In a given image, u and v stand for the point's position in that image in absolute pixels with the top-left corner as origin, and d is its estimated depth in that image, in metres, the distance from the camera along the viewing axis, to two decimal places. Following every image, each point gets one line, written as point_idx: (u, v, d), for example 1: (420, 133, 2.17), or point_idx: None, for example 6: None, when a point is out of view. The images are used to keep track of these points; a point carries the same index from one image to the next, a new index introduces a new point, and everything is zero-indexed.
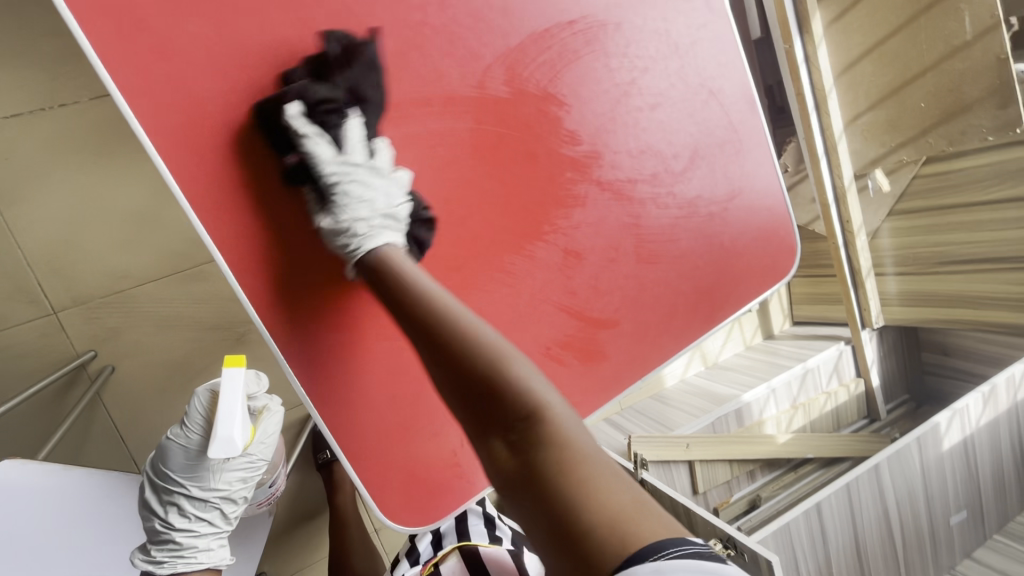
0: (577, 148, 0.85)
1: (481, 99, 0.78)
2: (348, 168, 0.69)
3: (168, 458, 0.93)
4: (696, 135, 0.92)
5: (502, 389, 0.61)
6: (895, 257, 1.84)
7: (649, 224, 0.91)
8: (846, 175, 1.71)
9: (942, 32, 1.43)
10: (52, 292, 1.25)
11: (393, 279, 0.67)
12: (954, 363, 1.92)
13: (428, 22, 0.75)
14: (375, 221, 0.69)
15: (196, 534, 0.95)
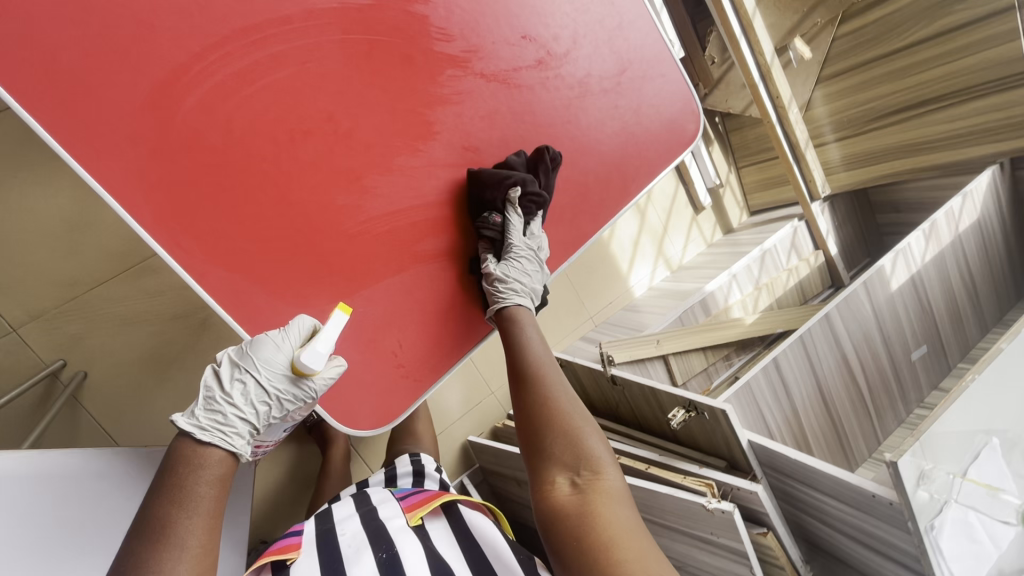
0: (453, 45, 0.85)
1: (342, 9, 0.77)
2: (525, 246, 0.92)
3: (260, 342, 0.78)
4: (574, 13, 0.93)
5: (582, 443, 0.76)
6: (833, 123, 1.85)
7: (544, 109, 0.93)
8: (767, 50, 1.68)
9: None
10: (7, 310, 1.27)
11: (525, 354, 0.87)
12: (907, 218, 1.97)
13: None
14: (525, 288, 0.92)
15: (238, 423, 0.76)
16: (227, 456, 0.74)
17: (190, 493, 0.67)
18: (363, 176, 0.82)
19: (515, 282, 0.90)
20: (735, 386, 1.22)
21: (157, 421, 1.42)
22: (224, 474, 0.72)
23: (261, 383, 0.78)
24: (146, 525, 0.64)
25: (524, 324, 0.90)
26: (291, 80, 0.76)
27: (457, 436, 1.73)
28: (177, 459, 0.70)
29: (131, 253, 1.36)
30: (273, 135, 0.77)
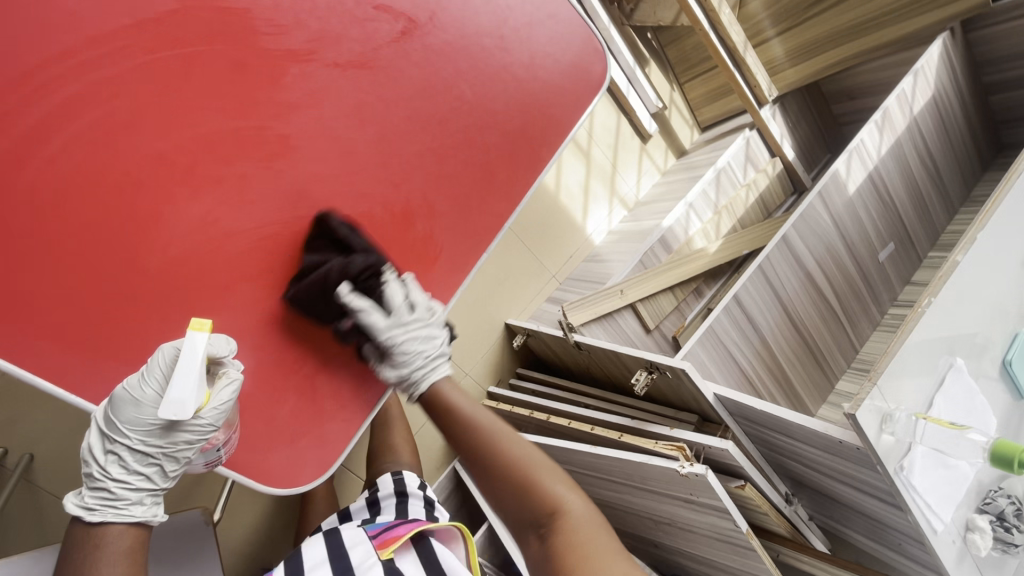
0: (288, 37, 0.72)
1: (138, 25, 0.64)
2: (402, 326, 0.79)
3: (117, 402, 0.66)
4: None
5: (536, 488, 0.70)
6: (771, 16, 1.70)
7: (420, 87, 0.80)
8: None
9: None
10: None
11: (445, 415, 0.79)
12: (863, 103, 1.84)
13: None
14: (430, 361, 0.80)
15: (130, 493, 0.66)
16: (131, 528, 0.65)
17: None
18: (219, 216, 0.70)
19: (410, 368, 0.79)
20: (700, 332, 1.16)
21: None
22: (133, 549, 0.64)
23: (137, 447, 0.67)
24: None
25: (448, 400, 0.79)
26: (96, 123, 0.64)
27: (439, 428, 1.69)
28: (71, 551, 0.62)
29: None
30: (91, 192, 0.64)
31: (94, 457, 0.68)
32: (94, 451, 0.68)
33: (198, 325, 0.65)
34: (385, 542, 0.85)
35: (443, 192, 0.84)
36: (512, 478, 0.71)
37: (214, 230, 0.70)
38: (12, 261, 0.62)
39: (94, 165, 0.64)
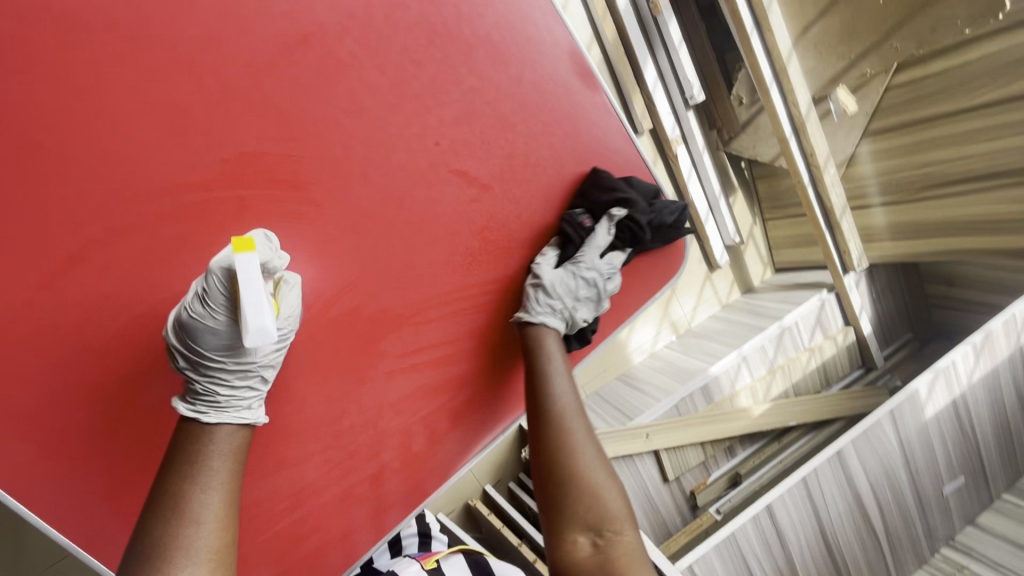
0: (354, 191, 0.69)
1: (203, 165, 0.63)
2: (602, 266, 0.84)
3: (195, 330, 0.62)
4: (520, 139, 0.76)
5: (601, 497, 0.72)
6: (880, 183, 1.55)
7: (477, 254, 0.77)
8: (802, 101, 1.45)
9: None
10: None
11: (539, 370, 0.79)
12: (961, 294, 1.68)
13: (104, 84, 0.59)
14: (561, 307, 0.81)
15: (241, 398, 0.65)
16: (239, 431, 0.64)
17: (201, 487, 0.58)
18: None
19: (559, 300, 0.80)
20: (718, 538, 1.02)
21: None
22: (238, 451, 0.63)
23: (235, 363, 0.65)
24: (157, 504, 0.57)
25: (550, 354, 0.79)
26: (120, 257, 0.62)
27: None
28: (183, 441, 0.61)
29: None
30: (100, 319, 0.62)
31: (192, 375, 0.64)
32: (192, 368, 0.64)
33: (245, 244, 0.60)
34: (427, 555, 0.92)
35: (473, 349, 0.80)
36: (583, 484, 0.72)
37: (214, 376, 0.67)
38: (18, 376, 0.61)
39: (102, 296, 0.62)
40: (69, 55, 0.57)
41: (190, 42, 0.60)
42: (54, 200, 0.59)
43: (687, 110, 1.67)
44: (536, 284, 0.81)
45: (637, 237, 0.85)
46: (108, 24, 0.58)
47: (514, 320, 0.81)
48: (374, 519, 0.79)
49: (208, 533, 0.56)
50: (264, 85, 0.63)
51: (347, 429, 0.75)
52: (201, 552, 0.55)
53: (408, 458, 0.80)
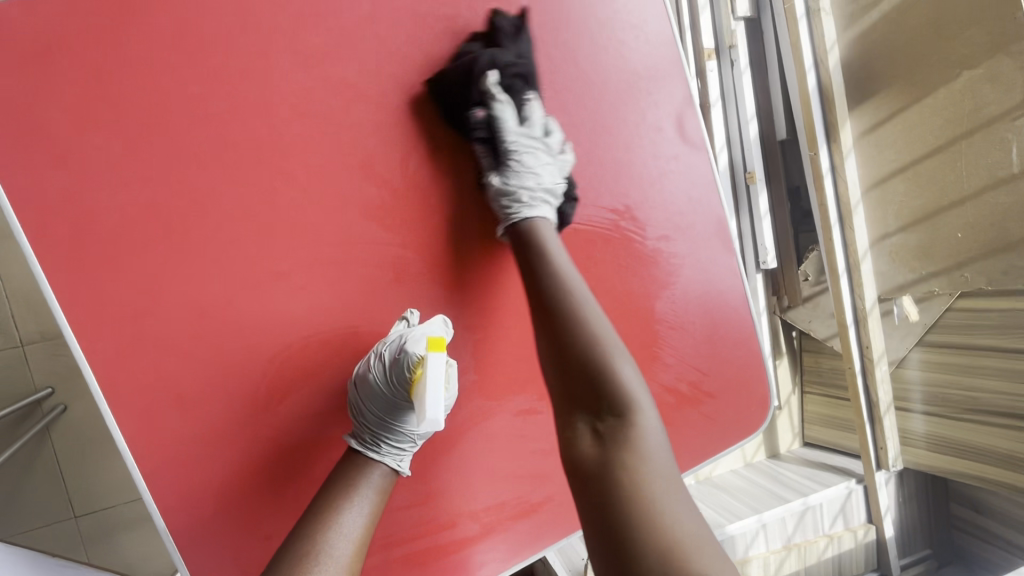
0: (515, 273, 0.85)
1: (408, 220, 0.79)
2: (526, 138, 0.79)
3: (376, 388, 0.75)
4: (652, 271, 0.88)
5: (606, 384, 0.69)
6: (923, 393, 1.63)
7: None
8: (868, 297, 1.59)
9: (985, 160, 1.33)
10: (24, 325, 1.31)
11: (537, 251, 0.77)
12: (986, 524, 1.65)
13: (362, 143, 0.76)
14: (538, 196, 0.78)
15: (397, 454, 0.78)
16: (389, 475, 0.78)
17: (352, 506, 0.72)
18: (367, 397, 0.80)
19: (521, 189, 0.77)
20: None
21: (115, 482, 1.37)
22: (383, 487, 0.77)
23: (401, 425, 0.78)
24: (319, 506, 0.71)
25: (543, 241, 0.77)
26: (324, 280, 0.77)
27: None
28: (352, 462, 0.76)
29: None
30: (290, 321, 0.76)
31: (365, 423, 0.77)
32: (367, 418, 0.77)
33: (438, 344, 0.72)
34: None
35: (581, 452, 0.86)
36: (592, 372, 0.70)
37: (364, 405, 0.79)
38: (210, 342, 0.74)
39: (298, 309, 0.76)
40: (354, 120, 0.76)
41: (433, 129, 0.78)
42: (297, 220, 0.75)
43: (757, 272, 1.80)
44: (494, 192, 0.79)
45: (524, 81, 0.79)
46: (389, 105, 0.77)
47: (502, 227, 0.79)
48: (422, 564, 0.86)
49: (346, 549, 0.69)
50: (479, 177, 0.82)
51: (431, 469, 0.87)
52: (337, 563, 0.67)
53: (469, 521, 0.88)
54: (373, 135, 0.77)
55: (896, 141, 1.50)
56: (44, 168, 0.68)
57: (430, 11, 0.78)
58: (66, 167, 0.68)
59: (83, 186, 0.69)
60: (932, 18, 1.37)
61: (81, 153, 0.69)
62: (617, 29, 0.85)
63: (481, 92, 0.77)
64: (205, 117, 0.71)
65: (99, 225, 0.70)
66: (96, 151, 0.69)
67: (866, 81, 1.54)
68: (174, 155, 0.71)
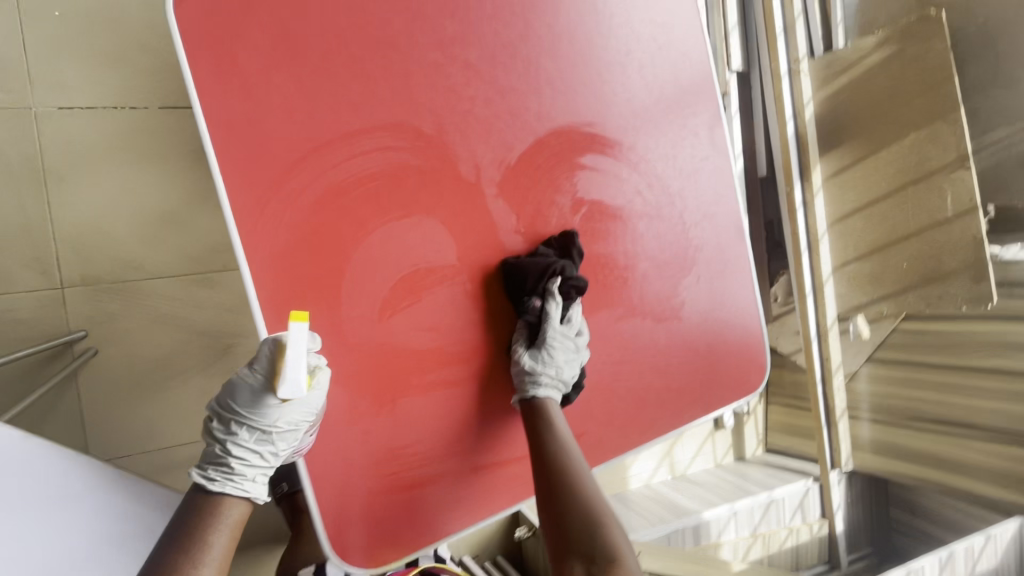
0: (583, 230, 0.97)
1: (506, 178, 0.92)
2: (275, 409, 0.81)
3: (550, 318, 0.90)
4: (682, 242, 1.02)
5: (599, 526, 0.76)
6: (871, 403, 1.87)
7: (631, 305, 0.99)
8: (829, 316, 1.84)
9: (926, 206, 1.63)
10: (67, 268, 1.35)
11: (546, 424, 0.88)
12: (919, 524, 1.89)
13: (473, 113, 0.89)
14: (254, 479, 0.82)
15: (251, 466, 0.82)
16: (243, 505, 0.82)
17: (205, 543, 0.75)
18: (463, 313, 0.93)
19: (543, 373, 0.90)
20: None
21: (135, 430, 1.40)
22: (239, 520, 0.81)
23: (565, 342, 0.91)
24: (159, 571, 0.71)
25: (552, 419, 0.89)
26: (433, 212, 0.89)
27: None
28: (198, 510, 0.78)
29: (203, 261, 1.45)
30: (405, 252, 0.88)
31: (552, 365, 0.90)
32: (233, 421, 0.82)
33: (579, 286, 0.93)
34: None
35: (624, 387, 0.99)
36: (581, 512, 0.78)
37: (461, 318, 0.93)
38: (344, 257, 0.85)
39: (405, 238, 0.88)
40: (467, 92, 0.89)
41: (531, 111, 0.93)
42: (414, 168, 0.87)
43: None
44: (521, 369, 0.92)
45: None
46: (497, 87, 0.91)
47: (519, 399, 0.92)
48: (480, 476, 0.99)
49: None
50: (561, 154, 0.94)
51: (493, 399, 0.97)
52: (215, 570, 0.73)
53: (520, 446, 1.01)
54: (480, 109, 0.90)
55: (857, 185, 1.78)
56: (211, 90, 0.77)
57: (535, 15, 0.93)
58: (232, 89, 0.78)
59: (241, 108, 0.78)
60: (888, 88, 1.69)
61: (242, 80, 0.78)
62: (666, 41, 1.03)
63: (541, 289, 0.90)
64: (349, 73, 0.83)
65: (252, 143, 0.79)
66: (253, 83, 0.79)
67: (834, 133, 1.83)
68: (320, 100, 0.82)
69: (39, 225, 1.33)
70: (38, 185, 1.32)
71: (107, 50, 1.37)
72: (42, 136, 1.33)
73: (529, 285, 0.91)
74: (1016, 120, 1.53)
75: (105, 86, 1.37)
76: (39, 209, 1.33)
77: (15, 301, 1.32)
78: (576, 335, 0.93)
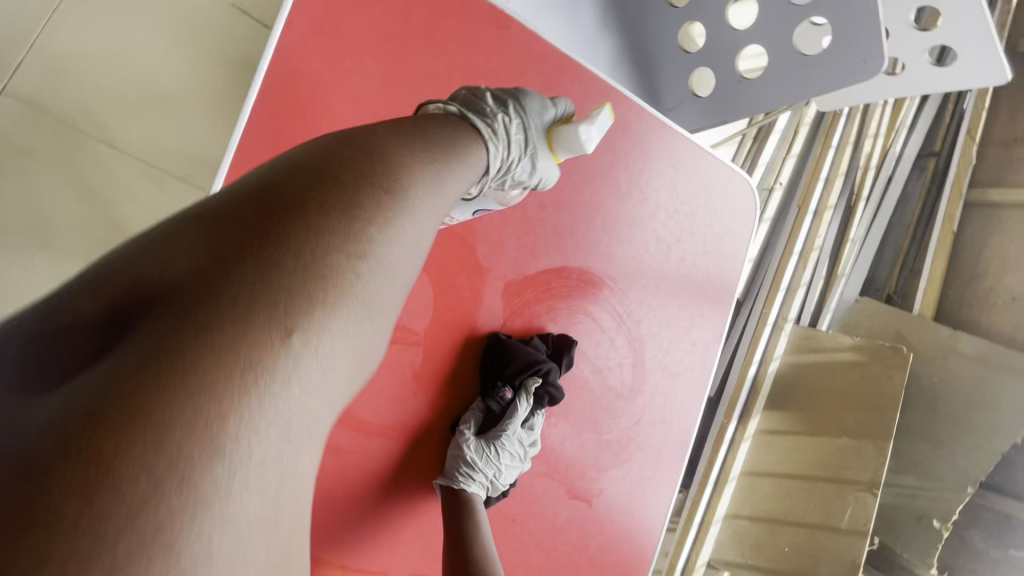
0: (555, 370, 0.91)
1: (511, 280, 0.88)
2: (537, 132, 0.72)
3: (514, 416, 0.85)
4: (632, 432, 0.98)
5: None
6: None
7: (555, 464, 0.92)
8: (701, 557, 1.82)
9: (826, 507, 1.72)
10: (22, 79, 1.17)
11: (468, 519, 0.78)
12: None
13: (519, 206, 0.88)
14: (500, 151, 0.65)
15: (507, 137, 0.65)
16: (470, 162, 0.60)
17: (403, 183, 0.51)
18: (386, 384, 0.82)
19: (482, 471, 0.81)
20: None
21: None
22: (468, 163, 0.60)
23: (516, 447, 0.85)
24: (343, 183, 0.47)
25: (478, 515, 0.80)
26: (427, 268, 0.82)
27: None
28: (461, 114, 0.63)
29: (166, 159, 1.28)
30: None
31: (494, 462, 0.83)
32: (509, 96, 0.68)
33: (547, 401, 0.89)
34: None
35: (503, 545, 0.88)
36: None
37: (387, 383, 0.82)
38: None
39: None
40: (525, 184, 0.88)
41: (572, 237, 0.92)
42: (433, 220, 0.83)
43: None
44: (460, 455, 0.82)
45: None
46: (556, 198, 0.91)
47: (443, 483, 0.82)
48: None
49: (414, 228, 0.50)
50: (573, 290, 0.92)
51: (367, 489, 0.82)
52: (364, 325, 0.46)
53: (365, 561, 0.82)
54: (531, 207, 0.89)
55: (781, 453, 1.85)
56: (297, 40, 0.75)
57: (624, 161, 0.96)
58: (316, 50, 0.76)
59: (313, 70, 0.75)
60: (843, 386, 1.82)
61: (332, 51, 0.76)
62: (713, 249, 1.05)
63: (518, 382, 0.86)
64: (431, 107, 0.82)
65: (299, 107, 0.75)
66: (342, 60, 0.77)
67: (784, 396, 1.92)
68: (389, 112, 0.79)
69: (29, 27, 1.17)
70: None
71: None
72: None
73: (508, 372, 0.85)
74: (946, 487, 1.66)
75: None
76: (37, 12, 1.18)
77: None
78: (527, 444, 0.87)
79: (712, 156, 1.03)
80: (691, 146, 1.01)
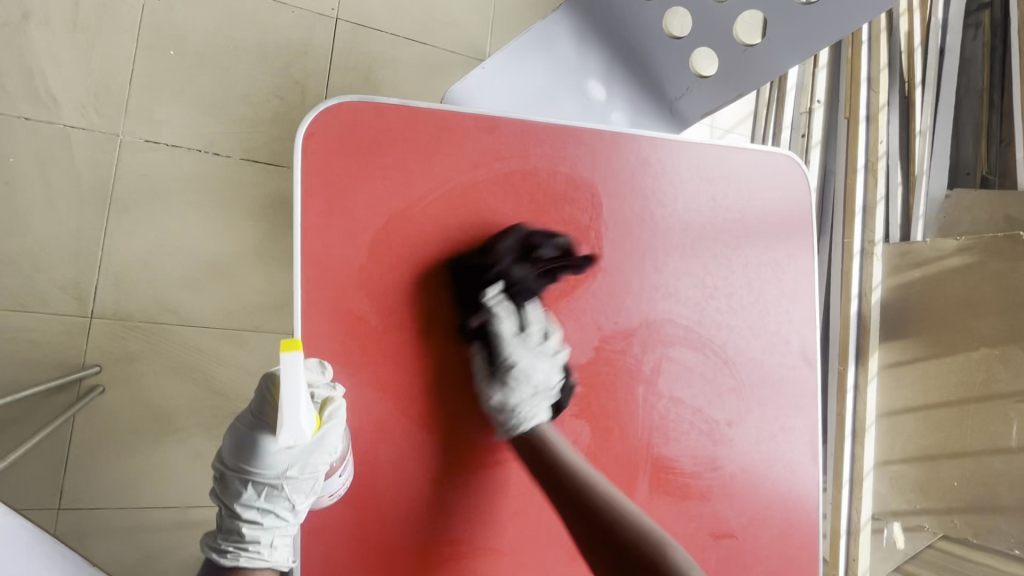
0: (661, 419, 0.91)
1: (593, 357, 0.90)
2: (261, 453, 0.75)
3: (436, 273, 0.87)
4: (752, 452, 0.95)
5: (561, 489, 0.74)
6: None
7: (688, 510, 0.91)
8: (863, 513, 1.71)
9: (989, 428, 1.56)
10: (102, 299, 1.31)
11: None
12: None
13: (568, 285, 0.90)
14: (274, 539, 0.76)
15: (274, 526, 0.76)
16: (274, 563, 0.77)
17: None
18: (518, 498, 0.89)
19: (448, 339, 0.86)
20: None
21: (116, 480, 1.31)
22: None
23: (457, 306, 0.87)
24: None
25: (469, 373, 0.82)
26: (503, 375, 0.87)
27: None
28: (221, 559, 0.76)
29: (238, 317, 1.39)
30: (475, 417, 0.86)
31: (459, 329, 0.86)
32: (237, 481, 0.76)
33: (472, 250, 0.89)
34: None
35: None
36: None
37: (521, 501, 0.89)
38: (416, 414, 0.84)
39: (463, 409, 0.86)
40: (560, 261, 0.88)
41: (625, 292, 0.92)
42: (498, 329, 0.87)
43: None
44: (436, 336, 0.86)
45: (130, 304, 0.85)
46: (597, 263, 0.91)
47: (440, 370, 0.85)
48: None
49: None
50: (651, 343, 0.92)
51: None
52: None
53: None
54: (578, 281, 0.91)
55: (917, 382, 1.71)
56: (316, 226, 0.80)
57: (650, 196, 0.94)
58: (336, 223, 0.81)
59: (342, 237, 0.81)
60: (964, 294, 1.65)
61: (347, 216, 0.81)
62: (776, 243, 0.98)
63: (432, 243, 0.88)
64: (456, 231, 0.87)
65: (342, 285, 0.80)
66: (360, 216, 0.82)
67: (899, 322, 1.77)
68: (421, 253, 0.85)
69: (89, 252, 1.31)
70: (102, 212, 1.31)
71: (209, 97, 1.38)
72: (120, 164, 1.33)
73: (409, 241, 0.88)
74: None
75: (197, 130, 1.37)
76: (93, 236, 1.31)
77: (43, 322, 1.28)
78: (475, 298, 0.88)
79: (740, 149, 0.98)
80: (715, 149, 0.97)
